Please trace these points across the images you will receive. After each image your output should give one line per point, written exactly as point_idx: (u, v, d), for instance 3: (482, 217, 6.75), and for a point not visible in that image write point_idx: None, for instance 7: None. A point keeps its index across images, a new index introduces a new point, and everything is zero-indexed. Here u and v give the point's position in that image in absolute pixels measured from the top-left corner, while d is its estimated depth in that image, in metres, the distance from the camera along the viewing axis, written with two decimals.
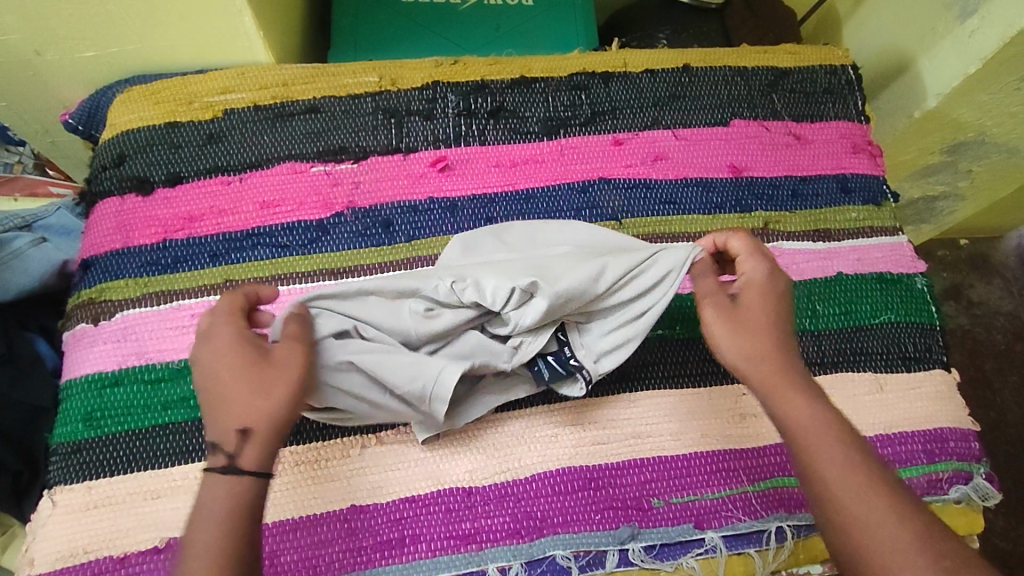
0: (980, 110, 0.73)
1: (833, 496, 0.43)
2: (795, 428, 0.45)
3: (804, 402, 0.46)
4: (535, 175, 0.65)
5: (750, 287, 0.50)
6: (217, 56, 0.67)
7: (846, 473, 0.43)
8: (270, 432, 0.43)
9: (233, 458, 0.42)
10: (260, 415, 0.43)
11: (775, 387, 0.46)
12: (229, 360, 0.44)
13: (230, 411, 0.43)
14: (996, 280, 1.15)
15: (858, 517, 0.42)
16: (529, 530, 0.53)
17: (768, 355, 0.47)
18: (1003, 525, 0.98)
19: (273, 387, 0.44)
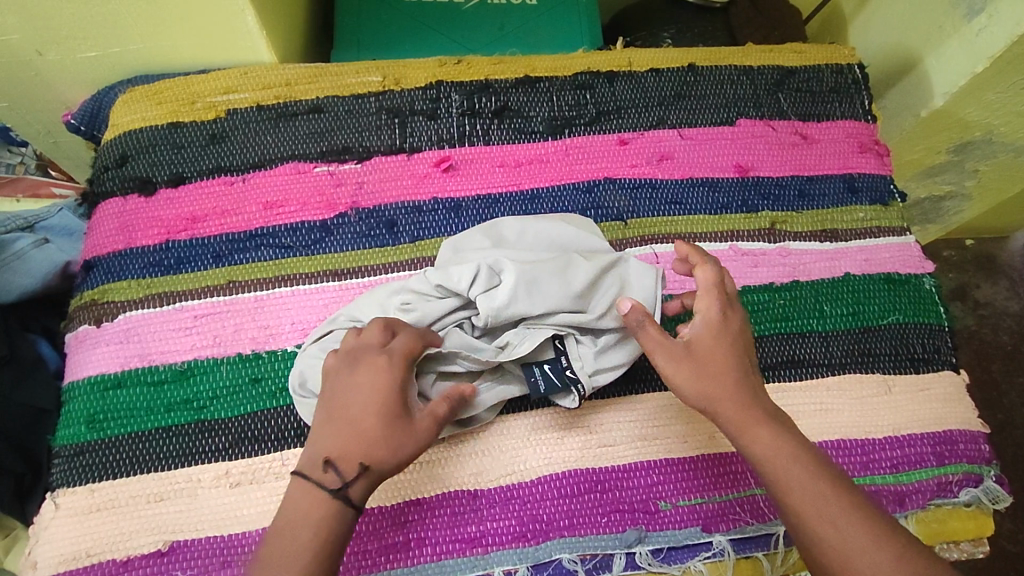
0: (988, 109, 0.72)
1: (808, 530, 0.43)
2: (767, 463, 0.45)
3: (772, 436, 0.45)
4: (540, 175, 0.65)
5: (707, 329, 0.49)
6: (220, 55, 0.67)
7: (825, 503, 0.43)
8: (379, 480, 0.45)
9: (343, 484, 0.43)
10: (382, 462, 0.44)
11: (742, 426, 0.46)
12: (380, 395, 0.45)
13: (359, 442, 0.44)
14: (1002, 280, 1.14)
15: (836, 548, 0.42)
16: (535, 533, 0.53)
17: (728, 393, 0.47)
18: (1010, 527, 0.98)
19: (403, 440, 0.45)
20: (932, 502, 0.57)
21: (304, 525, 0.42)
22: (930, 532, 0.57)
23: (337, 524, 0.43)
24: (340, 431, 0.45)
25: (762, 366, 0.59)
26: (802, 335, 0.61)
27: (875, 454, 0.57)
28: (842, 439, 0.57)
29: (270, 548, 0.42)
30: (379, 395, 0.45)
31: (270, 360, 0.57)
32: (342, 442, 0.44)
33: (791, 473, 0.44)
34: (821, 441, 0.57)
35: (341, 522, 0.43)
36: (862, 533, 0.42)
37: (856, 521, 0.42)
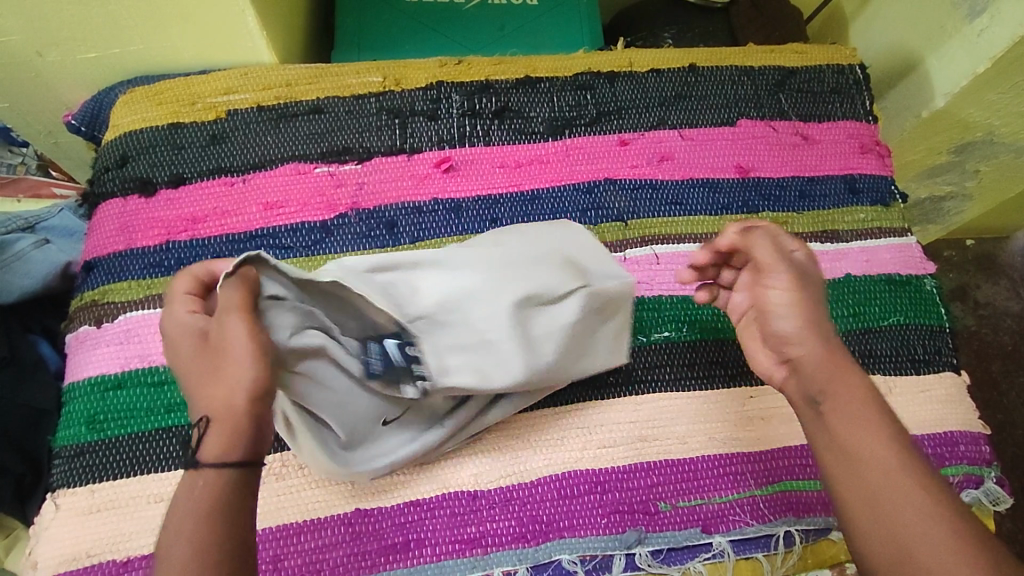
0: (989, 110, 0.72)
1: (861, 477, 0.42)
2: (840, 411, 0.44)
3: (855, 389, 0.45)
4: (541, 175, 0.65)
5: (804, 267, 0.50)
6: (219, 56, 0.67)
7: (891, 460, 0.42)
8: (236, 419, 0.36)
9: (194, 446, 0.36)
10: (216, 398, 0.36)
11: (830, 370, 0.46)
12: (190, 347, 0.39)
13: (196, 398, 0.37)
14: (1003, 281, 1.14)
15: (889, 503, 0.41)
16: (536, 534, 0.53)
17: (822, 338, 0.47)
18: (1010, 527, 0.97)
19: (224, 370, 0.36)
20: None
21: (184, 505, 0.35)
22: None
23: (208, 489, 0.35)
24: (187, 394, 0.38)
25: None
26: None
27: None
28: None
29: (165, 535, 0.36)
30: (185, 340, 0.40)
31: None
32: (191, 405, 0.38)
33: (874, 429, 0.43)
34: None
35: (221, 484, 0.36)
36: (917, 498, 0.41)
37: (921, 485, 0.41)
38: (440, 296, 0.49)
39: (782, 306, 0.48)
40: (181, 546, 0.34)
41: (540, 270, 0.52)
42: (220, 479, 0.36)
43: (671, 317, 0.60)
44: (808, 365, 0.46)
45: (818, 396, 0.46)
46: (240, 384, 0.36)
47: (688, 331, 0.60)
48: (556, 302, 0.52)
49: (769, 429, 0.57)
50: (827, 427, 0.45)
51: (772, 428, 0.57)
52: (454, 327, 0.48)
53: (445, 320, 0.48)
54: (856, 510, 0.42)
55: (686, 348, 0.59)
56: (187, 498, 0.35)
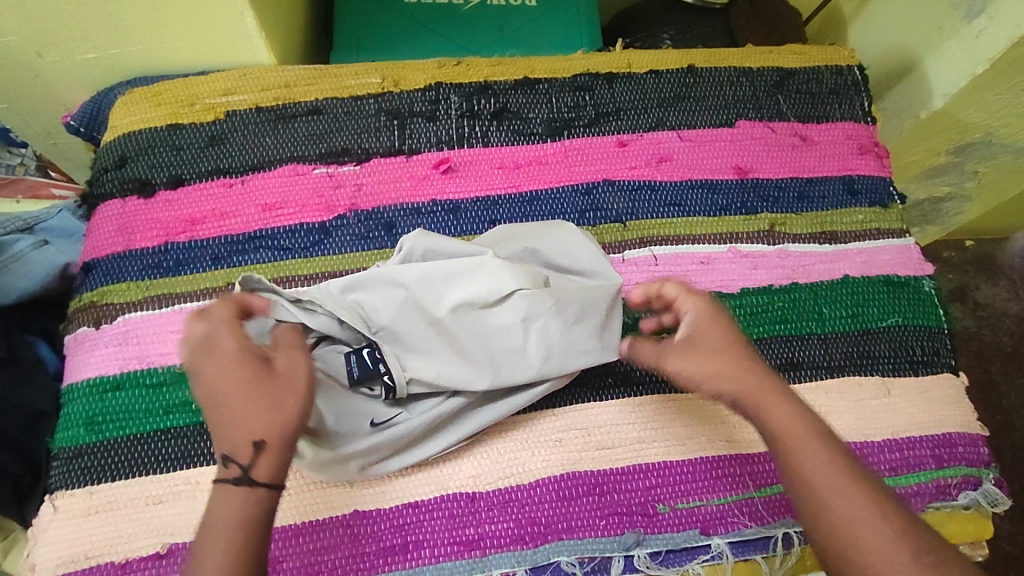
0: (987, 110, 0.72)
1: (814, 496, 0.43)
2: (781, 435, 0.46)
3: (789, 412, 0.47)
4: (539, 176, 0.65)
5: (700, 321, 0.51)
6: (218, 57, 0.67)
7: (834, 473, 0.44)
8: (283, 448, 0.42)
9: (245, 468, 0.41)
10: (273, 426, 0.42)
11: (761, 399, 0.47)
12: (236, 371, 0.43)
13: (245, 422, 0.42)
14: (1002, 282, 1.14)
15: (841, 517, 0.42)
16: (534, 536, 0.52)
17: (746, 372, 0.48)
18: (1009, 529, 0.97)
19: (285, 399, 0.42)
20: (931, 505, 0.57)
21: (222, 519, 0.40)
22: None
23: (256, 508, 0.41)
24: (219, 419, 0.42)
25: None
26: (801, 338, 0.61)
27: (874, 457, 0.57)
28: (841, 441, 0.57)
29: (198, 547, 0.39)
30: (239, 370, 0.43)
31: None
32: (230, 430, 0.42)
33: (805, 448, 0.45)
34: None
35: (262, 500, 0.41)
36: (866, 508, 0.42)
37: (867, 495, 0.43)
38: (403, 312, 0.51)
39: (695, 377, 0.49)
40: (223, 555, 0.38)
41: (488, 273, 0.53)
42: (262, 496, 0.41)
43: None
44: (743, 401, 0.48)
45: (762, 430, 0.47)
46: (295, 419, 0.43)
47: None
48: (513, 304, 0.52)
49: None
50: (777, 457, 0.46)
51: None
52: (415, 340, 0.51)
53: (407, 335, 0.51)
54: (813, 528, 0.43)
55: None
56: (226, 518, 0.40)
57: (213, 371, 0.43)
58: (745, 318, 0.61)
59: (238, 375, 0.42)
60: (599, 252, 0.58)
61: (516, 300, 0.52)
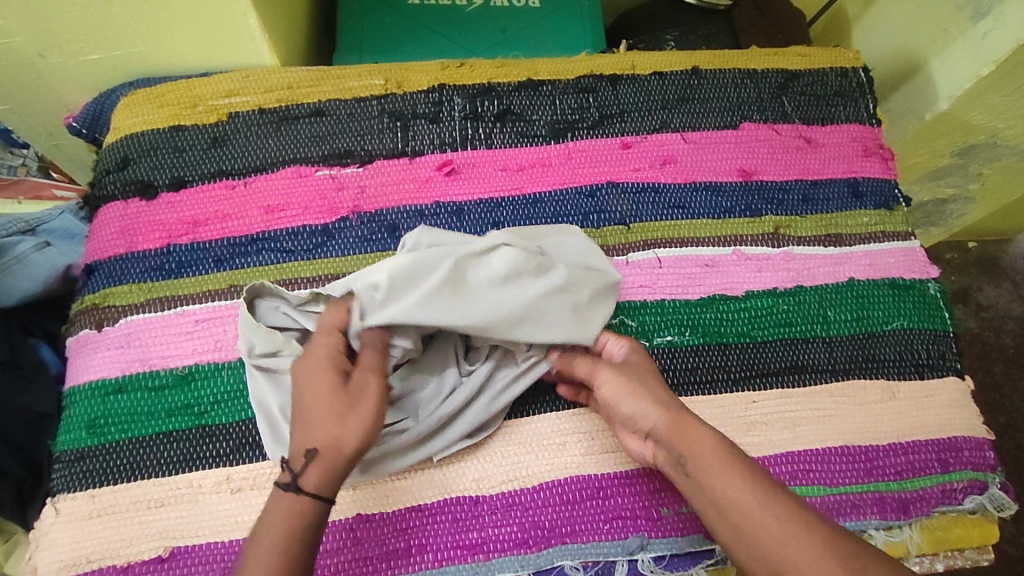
0: (992, 113, 0.72)
1: (737, 524, 0.44)
2: (700, 460, 0.47)
3: (703, 440, 0.48)
4: (542, 179, 0.64)
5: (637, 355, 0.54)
6: (222, 58, 0.66)
7: (751, 494, 0.45)
8: (332, 461, 0.44)
9: (294, 476, 0.43)
10: (330, 442, 0.44)
11: (680, 427, 0.48)
12: (314, 379, 0.45)
13: (309, 431, 0.44)
14: (1005, 284, 1.14)
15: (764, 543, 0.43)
16: (538, 540, 0.52)
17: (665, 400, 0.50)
18: (1012, 531, 0.97)
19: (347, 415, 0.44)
20: (936, 509, 0.57)
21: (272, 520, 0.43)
22: (934, 540, 0.56)
23: (309, 517, 0.43)
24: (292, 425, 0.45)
25: (765, 373, 0.59)
26: (806, 341, 0.61)
27: (878, 461, 0.57)
28: (845, 445, 0.57)
29: (250, 542, 0.43)
30: (318, 381, 0.45)
31: None
32: (297, 435, 0.45)
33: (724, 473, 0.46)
34: (825, 448, 0.57)
35: (311, 512, 0.43)
36: (785, 530, 0.43)
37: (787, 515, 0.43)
38: (400, 276, 0.49)
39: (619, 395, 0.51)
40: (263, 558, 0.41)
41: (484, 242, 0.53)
42: (306, 507, 0.43)
43: (674, 320, 0.60)
44: (660, 431, 0.49)
45: (680, 461, 0.48)
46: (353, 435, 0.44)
47: (691, 335, 0.60)
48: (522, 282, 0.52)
49: (772, 435, 0.57)
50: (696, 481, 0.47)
51: (775, 434, 0.57)
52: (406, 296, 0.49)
53: (399, 291, 0.49)
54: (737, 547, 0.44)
55: (690, 353, 0.59)
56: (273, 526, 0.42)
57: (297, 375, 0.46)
58: (748, 321, 0.61)
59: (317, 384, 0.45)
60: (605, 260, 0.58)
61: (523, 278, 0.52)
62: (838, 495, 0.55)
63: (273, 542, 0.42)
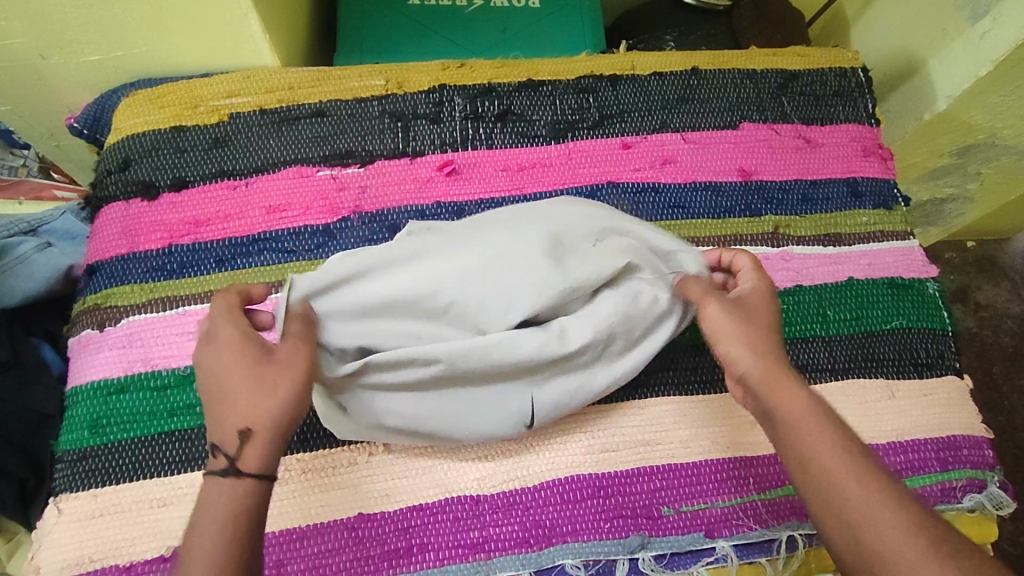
0: (991, 112, 0.72)
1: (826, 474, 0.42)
2: (788, 417, 0.44)
3: (802, 396, 0.45)
4: (543, 178, 0.65)
5: (752, 296, 0.50)
6: (222, 59, 0.67)
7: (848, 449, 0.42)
8: (271, 433, 0.41)
9: (232, 458, 0.40)
10: (261, 417, 0.41)
11: (772, 379, 0.46)
12: (225, 362, 0.43)
13: (237, 409, 0.41)
14: (1004, 283, 1.14)
15: (853, 498, 0.41)
16: (538, 539, 0.52)
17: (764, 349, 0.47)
18: (1012, 529, 0.98)
19: (273, 383, 0.42)
20: (935, 508, 0.57)
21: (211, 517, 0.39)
22: None
23: (252, 499, 0.40)
24: (214, 411, 0.42)
25: None
26: (805, 341, 0.61)
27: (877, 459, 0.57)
28: None
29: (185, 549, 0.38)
30: (234, 361, 0.43)
31: None
32: (222, 420, 0.41)
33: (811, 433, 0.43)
34: None
35: (253, 487, 0.40)
36: (879, 490, 0.41)
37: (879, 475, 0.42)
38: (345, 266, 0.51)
39: (724, 329, 0.48)
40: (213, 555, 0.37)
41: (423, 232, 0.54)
42: (243, 483, 0.40)
43: None
44: (761, 373, 0.46)
45: (766, 415, 0.45)
46: (285, 403, 0.42)
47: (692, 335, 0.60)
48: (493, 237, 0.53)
49: None
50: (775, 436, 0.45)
51: None
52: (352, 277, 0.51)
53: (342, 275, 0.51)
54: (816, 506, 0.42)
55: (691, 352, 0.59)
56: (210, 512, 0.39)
57: (209, 362, 0.44)
58: None
59: (233, 362, 0.43)
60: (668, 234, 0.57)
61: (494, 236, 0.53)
62: None
63: (208, 531, 0.38)
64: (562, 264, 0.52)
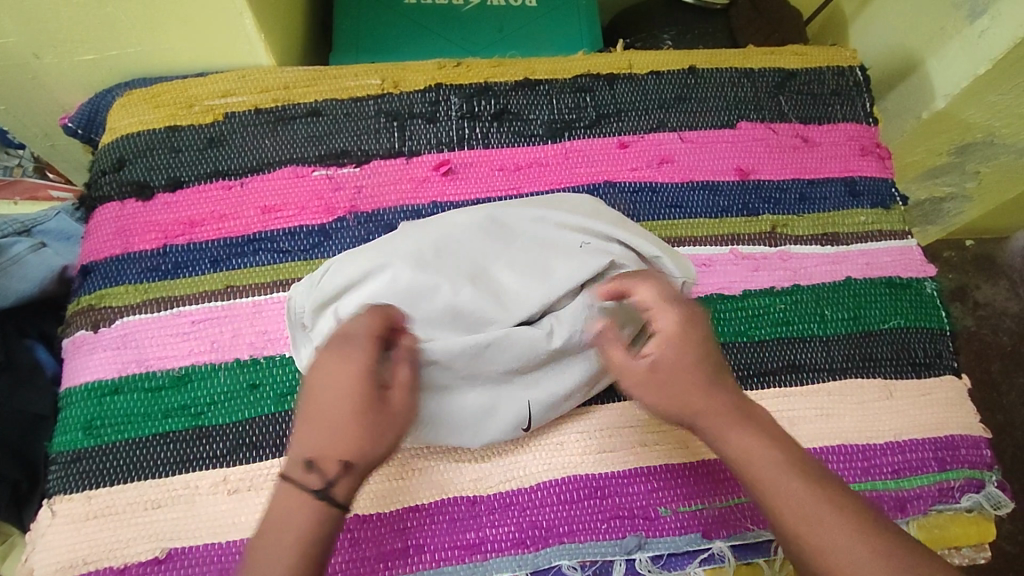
0: (988, 111, 0.72)
1: (784, 517, 0.43)
2: (741, 467, 0.45)
3: (748, 439, 0.46)
4: (540, 178, 0.65)
5: (665, 342, 0.47)
6: (217, 58, 0.66)
7: (800, 485, 0.43)
8: (362, 472, 0.44)
9: (326, 487, 0.42)
10: (362, 456, 0.43)
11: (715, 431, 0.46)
12: (340, 387, 0.44)
13: (341, 444, 0.43)
14: (1003, 282, 1.14)
15: (814, 540, 0.42)
16: (535, 540, 0.52)
17: (699, 402, 0.46)
18: (1010, 529, 0.97)
19: (381, 431, 0.44)
20: (932, 507, 0.57)
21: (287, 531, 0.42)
22: (931, 538, 0.56)
23: (326, 525, 0.43)
24: (315, 430, 0.44)
25: (762, 372, 0.59)
26: (802, 341, 0.61)
27: (875, 459, 0.57)
28: (843, 444, 0.57)
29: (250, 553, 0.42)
30: (351, 393, 0.43)
31: (269, 365, 0.56)
32: (321, 443, 0.43)
33: (767, 479, 0.44)
34: (822, 446, 0.57)
35: (333, 519, 0.43)
36: (841, 526, 0.42)
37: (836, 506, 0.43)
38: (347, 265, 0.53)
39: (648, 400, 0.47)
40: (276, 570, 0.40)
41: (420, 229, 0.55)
42: (319, 517, 0.42)
43: None
44: (702, 422, 0.46)
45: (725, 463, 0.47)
46: (382, 448, 0.44)
47: None
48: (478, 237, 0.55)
49: None
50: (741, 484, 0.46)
51: None
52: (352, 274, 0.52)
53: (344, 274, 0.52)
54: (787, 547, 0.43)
55: None
56: (284, 534, 0.41)
57: (320, 375, 0.44)
58: (747, 320, 0.61)
59: (351, 395, 0.43)
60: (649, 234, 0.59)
61: (478, 236, 0.55)
62: None
63: (273, 553, 0.41)
64: (547, 260, 0.54)
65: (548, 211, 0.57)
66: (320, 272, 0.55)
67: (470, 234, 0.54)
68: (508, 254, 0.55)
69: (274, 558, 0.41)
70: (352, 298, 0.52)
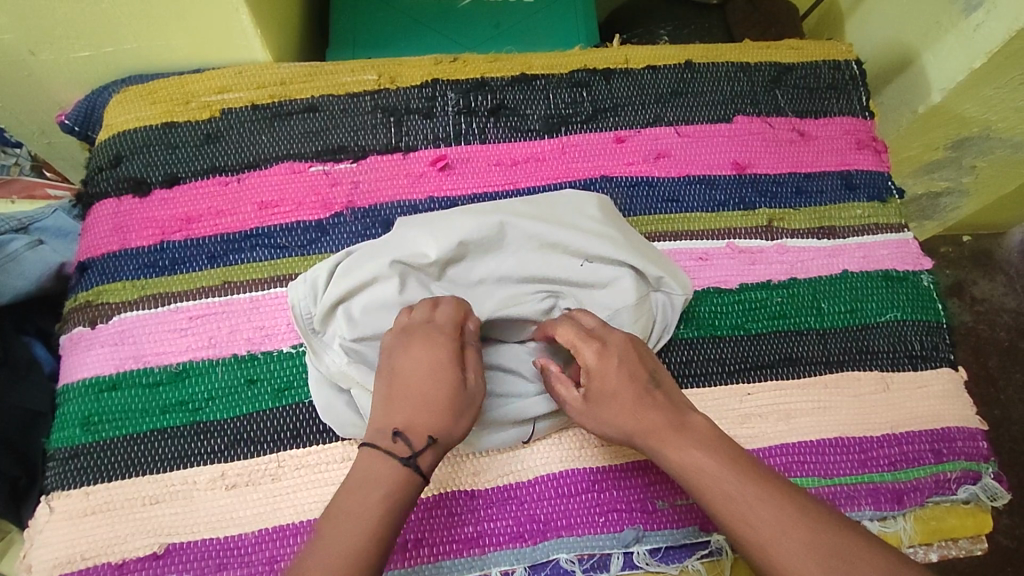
0: (984, 105, 0.72)
1: (727, 522, 0.42)
2: (687, 475, 0.44)
3: (691, 448, 0.45)
4: (537, 173, 0.65)
5: (591, 377, 0.49)
6: (215, 54, 0.66)
7: (737, 487, 0.43)
8: (442, 447, 0.46)
9: (413, 454, 0.44)
10: (446, 429, 0.46)
11: (654, 442, 0.46)
12: (437, 370, 0.47)
13: (422, 418, 0.46)
14: (999, 277, 1.14)
15: (765, 534, 0.41)
16: (533, 533, 0.52)
17: (639, 422, 0.47)
18: (1007, 523, 0.98)
19: (464, 415, 0.47)
20: (930, 499, 0.57)
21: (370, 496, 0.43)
22: (928, 529, 0.57)
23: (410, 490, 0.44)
24: (402, 407, 0.46)
25: (757, 364, 0.59)
26: (800, 334, 0.61)
27: (872, 452, 0.57)
28: (841, 437, 0.57)
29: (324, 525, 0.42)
30: (439, 374, 0.47)
31: (267, 360, 0.56)
32: (407, 415, 0.46)
33: (709, 483, 0.43)
34: (819, 439, 0.57)
35: (412, 488, 0.44)
36: (792, 518, 0.41)
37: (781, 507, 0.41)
38: (357, 267, 0.53)
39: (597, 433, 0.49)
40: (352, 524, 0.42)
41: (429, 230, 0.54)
42: (399, 480, 0.44)
43: None
44: (637, 438, 0.47)
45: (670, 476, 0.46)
46: (460, 427, 0.47)
47: (686, 329, 0.60)
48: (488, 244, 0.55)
49: (766, 426, 0.57)
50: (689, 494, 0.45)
51: (768, 425, 0.57)
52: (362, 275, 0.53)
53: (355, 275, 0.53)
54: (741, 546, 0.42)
55: (685, 345, 0.59)
56: (366, 494, 0.43)
57: (400, 364, 0.48)
58: (743, 313, 0.61)
59: (438, 375, 0.47)
60: (647, 242, 0.60)
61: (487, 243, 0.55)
62: (833, 485, 0.56)
63: (356, 509, 0.42)
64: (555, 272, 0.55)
65: (555, 218, 0.57)
66: (324, 274, 0.54)
67: (480, 240, 0.55)
68: (515, 262, 0.55)
69: (358, 514, 0.42)
70: (362, 298, 0.53)
